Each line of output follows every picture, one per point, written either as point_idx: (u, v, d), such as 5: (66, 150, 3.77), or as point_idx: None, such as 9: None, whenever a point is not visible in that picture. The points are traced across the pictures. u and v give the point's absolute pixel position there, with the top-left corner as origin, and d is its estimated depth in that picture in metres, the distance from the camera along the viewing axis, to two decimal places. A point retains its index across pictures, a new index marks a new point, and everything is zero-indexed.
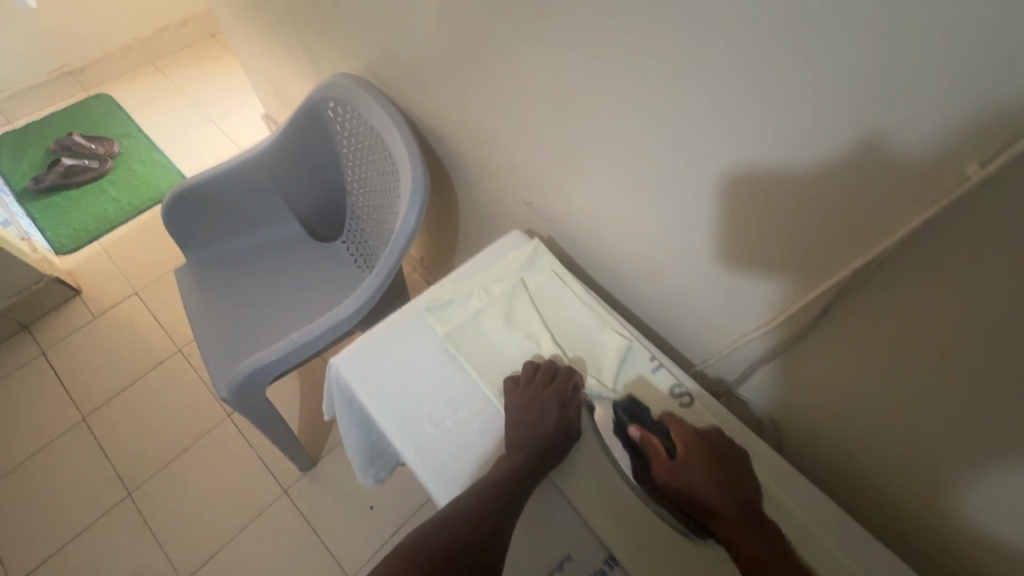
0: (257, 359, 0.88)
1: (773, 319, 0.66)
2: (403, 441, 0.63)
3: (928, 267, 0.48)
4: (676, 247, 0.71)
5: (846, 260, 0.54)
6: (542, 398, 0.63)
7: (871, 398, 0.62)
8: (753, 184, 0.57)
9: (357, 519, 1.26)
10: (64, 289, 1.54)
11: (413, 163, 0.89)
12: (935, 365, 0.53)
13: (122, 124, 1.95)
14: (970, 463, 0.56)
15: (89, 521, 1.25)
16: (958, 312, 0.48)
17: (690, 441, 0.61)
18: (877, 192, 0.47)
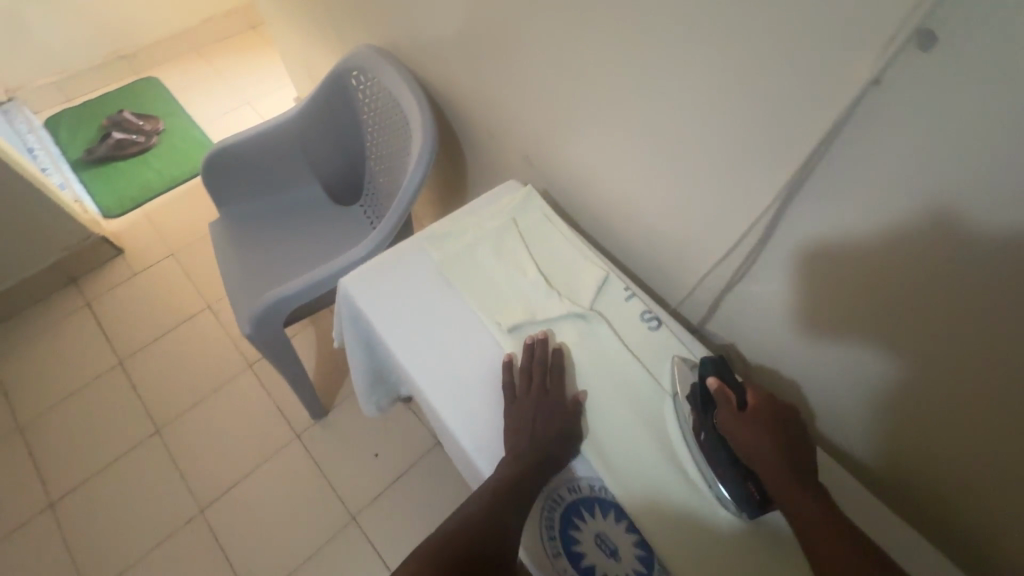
0: (276, 294, 0.98)
1: (726, 250, 0.70)
2: (428, 382, 0.69)
3: (845, 176, 0.53)
4: (645, 193, 0.77)
5: (779, 178, 0.59)
6: (538, 404, 0.64)
7: (814, 329, 0.66)
8: (702, 125, 0.62)
9: (362, 465, 1.35)
10: (109, 248, 1.69)
11: (423, 122, 0.99)
12: (862, 278, 0.57)
13: (167, 104, 2.12)
14: (925, 390, 0.57)
15: (120, 453, 1.37)
16: (875, 223, 0.53)
17: (768, 406, 0.59)
18: (801, 118, 0.53)
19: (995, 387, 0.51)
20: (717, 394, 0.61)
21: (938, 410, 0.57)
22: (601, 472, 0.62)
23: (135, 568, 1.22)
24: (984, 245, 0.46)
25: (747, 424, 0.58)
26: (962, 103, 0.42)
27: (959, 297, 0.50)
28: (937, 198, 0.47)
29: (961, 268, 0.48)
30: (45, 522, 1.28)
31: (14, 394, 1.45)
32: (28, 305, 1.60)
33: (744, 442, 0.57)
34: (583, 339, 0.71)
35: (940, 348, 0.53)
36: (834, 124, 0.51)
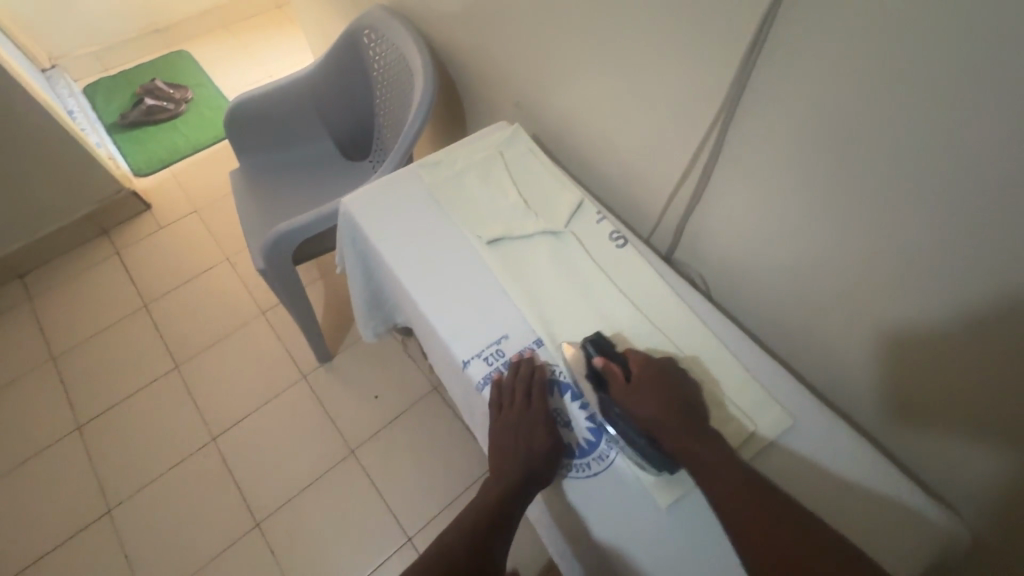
0: (286, 226, 1.07)
1: (684, 174, 0.78)
2: (415, 286, 0.76)
3: (775, 85, 0.60)
4: (619, 127, 0.84)
5: (720, 94, 0.66)
6: (525, 421, 0.65)
7: (764, 242, 0.74)
8: (664, 52, 0.70)
9: (362, 405, 1.44)
10: (137, 203, 1.81)
11: (424, 72, 1.07)
12: (800, 184, 0.64)
13: (196, 75, 2.24)
14: (895, 297, 0.62)
15: (142, 385, 1.48)
16: (804, 130, 0.60)
17: (646, 370, 0.64)
18: (736, 34, 0.60)
19: (906, 272, 0.59)
20: (604, 371, 0.65)
21: (910, 317, 0.61)
22: (561, 359, 0.70)
23: (153, 485, 1.33)
24: (890, 134, 0.53)
25: (634, 390, 0.62)
26: (865, 4, 0.49)
27: (873, 189, 0.57)
28: (850, 97, 0.54)
29: (875, 159, 0.55)
30: (73, 441, 1.40)
31: (49, 330, 1.58)
32: (65, 251, 1.74)
33: (638, 407, 0.61)
34: (556, 252, 0.78)
35: (860, 240, 0.62)
36: (759, 35, 0.58)
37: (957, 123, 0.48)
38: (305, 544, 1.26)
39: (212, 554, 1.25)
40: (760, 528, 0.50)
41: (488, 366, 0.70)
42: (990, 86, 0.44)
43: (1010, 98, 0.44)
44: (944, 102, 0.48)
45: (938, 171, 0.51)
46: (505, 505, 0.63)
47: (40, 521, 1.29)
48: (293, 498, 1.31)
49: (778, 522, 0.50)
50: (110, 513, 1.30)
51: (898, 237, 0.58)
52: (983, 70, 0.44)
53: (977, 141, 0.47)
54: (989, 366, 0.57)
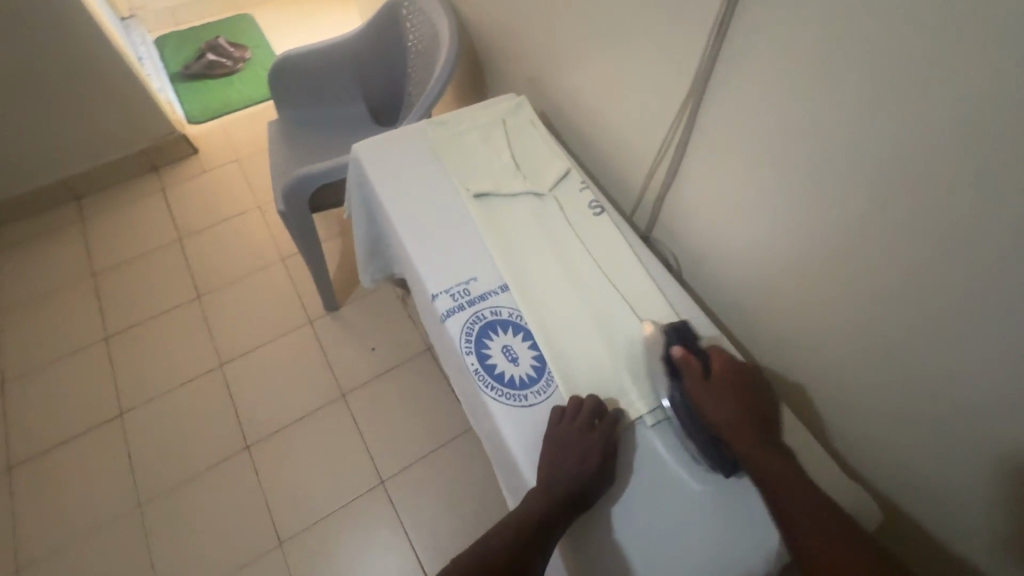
0: (306, 171, 1.16)
1: (668, 147, 0.84)
2: (403, 226, 0.83)
3: (751, 60, 0.66)
4: (618, 102, 0.90)
5: (705, 68, 0.72)
6: (585, 439, 0.62)
7: (732, 216, 0.79)
8: (657, 29, 0.76)
9: (360, 354, 1.52)
10: (186, 147, 1.96)
11: (450, 43, 1.14)
12: (768, 157, 0.70)
13: (256, 38, 2.39)
14: (846, 272, 0.66)
15: (166, 308, 1.61)
16: (775, 104, 0.65)
17: (725, 369, 0.68)
18: (713, 10, 0.67)
19: (847, 239, 0.64)
20: (682, 362, 0.68)
21: (857, 290, 0.66)
22: (520, 303, 0.75)
23: (161, 398, 1.46)
24: (836, 104, 0.59)
25: (709, 386, 0.66)
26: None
27: (831, 156, 0.62)
28: (805, 69, 0.60)
29: (831, 130, 0.61)
30: (99, 350, 1.54)
31: (94, 249, 1.74)
32: (117, 182, 1.90)
33: (710, 402, 0.65)
34: (532, 210, 0.84)
35: (810, 210, 0.67)
36: (729, 11, 0.65)
37: (891, 94, 0.54)
38: (288, 470, 1.36)
39: (206, 465, 1.36)
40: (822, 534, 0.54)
41: (453, 301, 0.75)
42: (918, 58, 0.50)
43: (934, 69, 0.49)
44: (880, 74, 0.54)
45: (875, 140, 0.57)
46: (546, 523, 0.59)
47: (61, 415, 1.43)
48: (285, 427, 1.41)
49: (844, 533, 0.53)
50: (122, 417, 1.43)
51: (840, 204, 0.63)
52: (913, 43, 0.50)
53: (906, 110, 0.53)
54: (915, 329, 0.62)
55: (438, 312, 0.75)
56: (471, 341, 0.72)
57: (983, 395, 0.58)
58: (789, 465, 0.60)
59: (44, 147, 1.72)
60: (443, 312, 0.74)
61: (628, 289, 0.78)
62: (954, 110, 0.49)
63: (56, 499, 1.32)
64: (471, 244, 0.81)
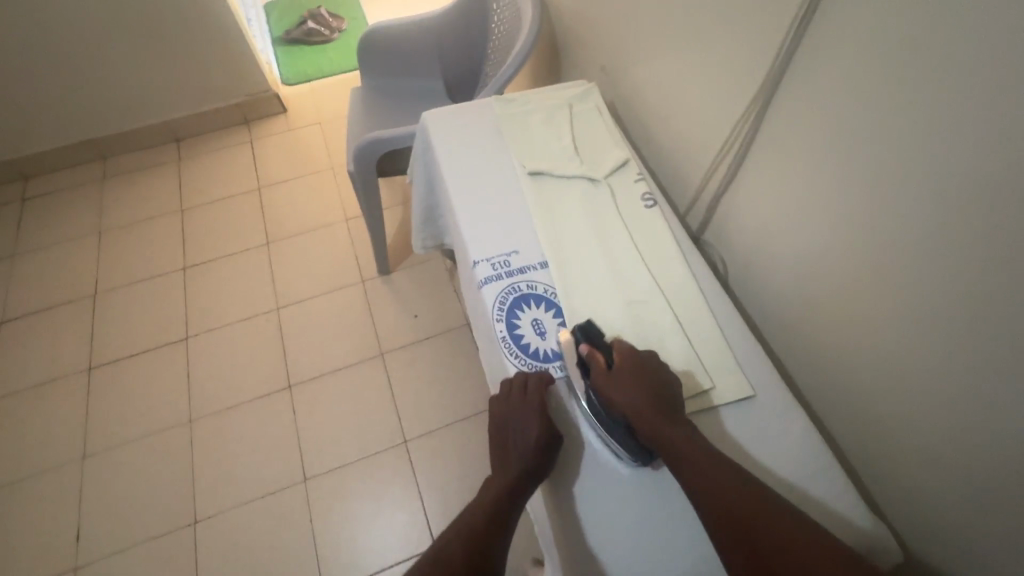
0: (377, 135, 1.23)
1: (727, 148, 0.82)
2: (458, 194, 0.86)
3: (820, 64, 0.64)
4: (684, 97, 0.89)
5: (772, 69, 0.70)
6: (525, 412, 0.67)
7: (780, 224, 0.77)
8: (732, 22, 0.75)
9: (402, 320, 1.59)
10: (277, 105, 2.11)
11: (531, 27, 1.16)
12: (827, 168, 0.67)
13: (354, 10, 2.51)
14: (889, 296, 0.63)
15: (237, 250, 1.75)
16: (838, 111, 0.63)
17: (628, 360, 0.67)
18: (788, 8, 0.65)
19: (895, 260, 0.61)
20: (589, 358, 0.68)
21: (898, 317, 0.63)
22: (557, 281, 0.76)
23: (220, 329, 1.59)
24: (901, 114, 0.56)
25: (614, 380, 0.65)
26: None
27: (888, 170, 0.59)
28: (876, 75, 0.58)
29: (891, 143, 0.58)
30: (175, 277, 1.70)
31: (184, 188, 1.91)
32: (213, 130, 2.08)
33: (616, 397, 0.64)
34: (583, 194, 0.85)
35: (862, 225, 0.64)
36: (804, 10, 0.63)
37: (958, 105, 0.50)
38: (320, 415, 1.44)
39: (249, 397, 1.47)
40: (730, 503, 0.55)
41: (492, 270, 0.78)
42: (982, 72, 0.48)
43: (1007, 82, 0.46)
44: (949, 85, 0.51)
45: (935, 154, 0.54)
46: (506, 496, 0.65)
47: (136, 328, 1.59)
48: (323, 374, 1.50)
49: (758, 514, 0.54)
50: (185, 340, 1.57)
51: (893, 221, 0.60)
52: (987, 52, 0.47)
53: (973, 125, 0.50)
54: (953, 366, 0.58)
55: (477, 278, 0.78)
56: (504, 310, 0.74)
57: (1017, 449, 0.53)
58: (696, 446, 0.60)
59: (157, 89, 1.92)
60: (481, 279, 0.77)
61: (668, 286, 0.78)
62: (1019, 128, 0.46)
63: (122, 401, 1.47)
64: (519, 218, 0.83)
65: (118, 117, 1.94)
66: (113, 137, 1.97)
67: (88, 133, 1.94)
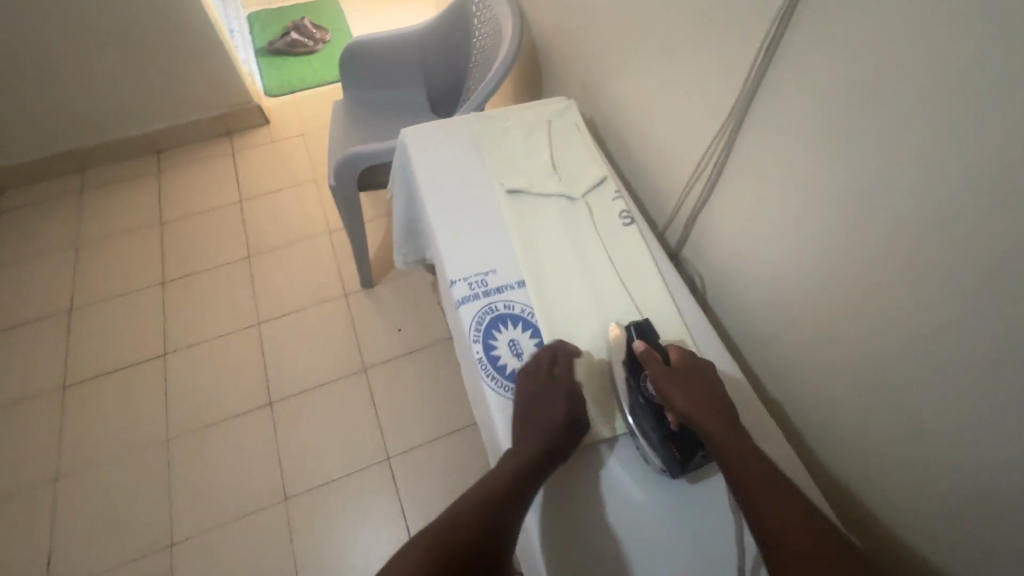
0: (358, 150, 1.22)
1: (704, 166, 0.83)
2: (435, 212, 0.85)
3: (794, 87, 0.65)
4: (663, 115, 0.90)
5: (747, 89, 0.71)
6: (550, 389, 0.66)
7: (758, 242, 0.78)
8: (708, 41, 0.75)
9: (386, 333, 1.57)
10: (259, 117, 2.09)
11: (511, 42, 1.17)
12: (801, 188, 0.68)
13: (337, 22, 2.51)
14: (865, 314, 0.64)
15: (219, 263, 1.73)
16: (811, 132, 0.64)
17: (683, 362, 0.69)
18: (762, 29, 0.66)
19: (872, 278, 0.61)
20: (644, 356, 0.68)
21: (875, 335, 0.63)
22: (533, 301, 0.76)
23: (201, 345, 1.56)
24: (875, 135, 0.57)
25: (671, 377, 0.66)
26: (871, 8, 0.54)
27: (863, 191, 0.60)
28: (850, 96, 0.58)
29: (864, 165, 0.59)
30: (155, 292, 1.67)
31: (165, 201, 1.88)
32: (195, 141, 2.05)
33: (673, 393, 0.64)
34: (561, 212, 0.85)
35: (839, 244, 0.65)
36: (778, 33, 0.64)
37: (930, 127, 0.51)
38: (303, 432, 1.42)
39: (229, 414, 1.44)
40: (775, 505, 0.54)
41: (469, 289, 0.77)
42: (951, 98, 0.49)
43: (974, 106, 0.47)
44: (921, 107, 0.52)
45: (910, 174, 0.54)
46: (523, 475, 0.61)
47: (114, 345, 1.56)
48: (306, 390, 1.48)
49: (811, 526, 0.53)
50: (164, 356, 1.54)
51: (869, 240, 0.61)
52: (956, 75, 0.48)
53: (945, 147, 0.51)
54: (931, 383, 0.58)
55: (453, 298, 0.77)
56: (480, 331, 0.74)
57: (996, 465, 0.53)
58: (753, 450, 0.60)
59: (137, 100, 1.89)
60: (457, 299, 0.76)
61: (644, 305, 0.78)
62: (989, 153, 0.47)
63: (97, 419, 1.44)
64: (498, 236, 0.83)
65: (96, 128, 1.91)
66: (91, 149, 1.94)
67: (65, 145, 1.91)
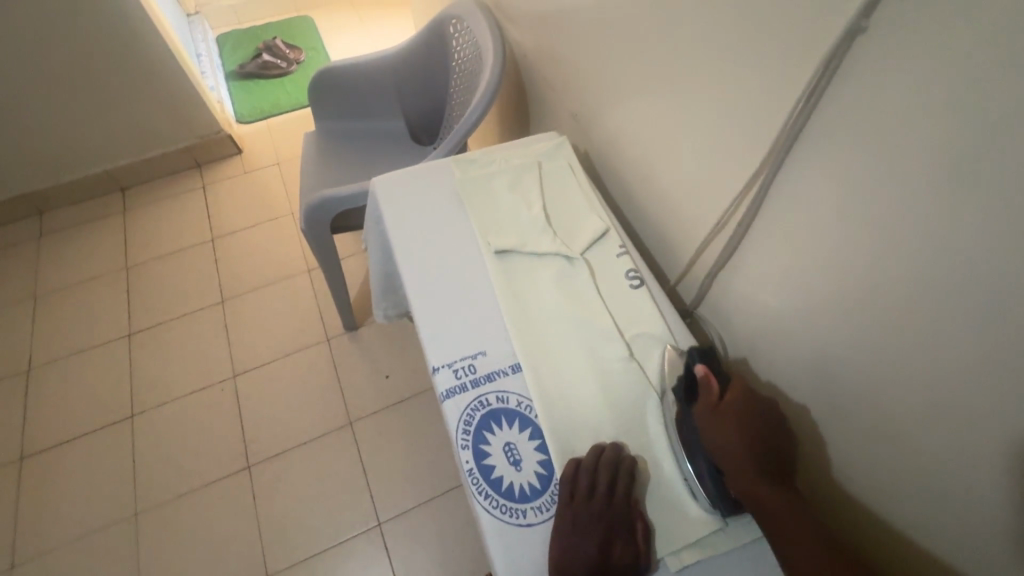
0: (330, 194, 1.11)
1: (725, 220, 0.72)
2: (410, 279, 0.73)
3: (835, 143, 0.54)
4: (670, 157, 0.78)
5: (775, 141, 0.60)
6: (605, 519, 0.56)
7: (789, 311, 0.67)
8: (721, 82, 0.64)
9: (373, 381, 1.45)
10: (231, 146, 1.97)
11: (494, 69, 1.05)
12: (841, 258, 0.57)
13: (312, 40, 2.38)
14: (927, 415, 0.53)
15: (190, 310, 1.60)
16: (856, 199, 0.53)
17: (747, 399, 0.60)
18: (795, 77, 0.54)
19: (935, 378, 0.51)
20: (701, 383, 0.62)
21: (941, 440, 0.53)
22: (532, 392, 0.64)
23: (171, 404, 1.44)
24: (940, 214, 0.46)
25: (721, 414, 0.59)
26: (936, 61, 0.42)
27: (923, 276, 0.49)
28: (906, 163, 0.47)
29: (921, 245, 0.48)
30: (121, 345, 1.54)
31: (131, 243, 1.76)
32: (162, 175, 1.93)
33: (717, 433, 0.59)
34: (559, 275, 0.74)
35: (887, 330, 0.55)
36: (819, 80, 0.52)
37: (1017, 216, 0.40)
38: (286, 498, 1.30)
39: (204, 482, 1.32)
40: (820, 570, 0.51)
41: (455, 379, 0.65)
42: None
43: None
44: (1004, 194, 0.41)
45: (981, 271, 0.44)
46: None
47: (76, 407, 1.43)
48: (286, 450, 1.36)
49: None
50: (132, 418, 1.41)
51: (928, 333, 0.50)
52: None
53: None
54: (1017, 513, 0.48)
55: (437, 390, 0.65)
56: (469, 434, 0.62)
57: None
58: (797, 516, 0.54)
59: (95, 136, 1.76)
60: (441, 392, 0.64)
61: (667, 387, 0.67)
62: None
63: (58, 495, 1.31)
64: (489, 311, 0.71)
65: (53, 168, 1.78)
66: (48, 190, 1.80)
67: (20, 187, 1.77)
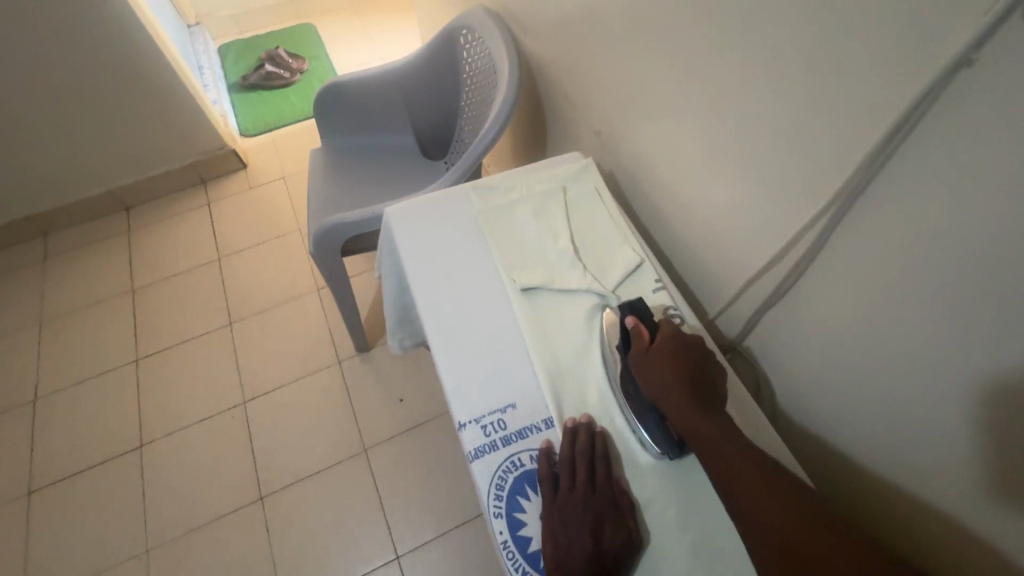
0: (338, 219, 1.06)
1: (779, 254, 0.66)
2: (430, 322, 0.67)
3: (922, 184, 0.47)
4: (712, 184, 0.72)
5: (846, 176, 0.53)
6: (589, 508, 0.55)
7: (856, 355, 0.61)
8: (776, 108, 0.58)
9: (387, 406, 1.41)
10: (235, 161, 1.93)
11: (510, 83, 0.99)
12: (923, 308, 0.51)
13: (315, 49, 2.33)
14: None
15: (198, 333, 1.56)
16: (944, 246, 0.47)
17: (676, 339, 0.60)
18: (876, 108, 0.48)
19: None
20: (633, 332, 0.62)
21: None
22: None
23: (180, 432, 1.40)
24: None
25: (653, 356, 0.59)
26: None
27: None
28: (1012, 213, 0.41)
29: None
30: (128, 372, 1.50)
31: (136, 264, 1.72)
32: (166, 193, 1.89)
33: (650, 375, 0.59)
34: (590, 314, 0.68)
35: (984, 392, 0.48)
36: (910, 114, 0.45)
37: None
38: (300, 531, 1.25)
39: (216, 514, 1.28)
40: (755, 496, 0.51)
41: (484, 437, 0.60)
42: None
43: None
44: None
45: None
46: None
47: (84, 437, 1.40)
48: (300, 480, 1.32)
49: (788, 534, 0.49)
50: (140, 448, 1.38)
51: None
52: None
53: None
54: None
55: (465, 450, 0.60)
56: (502, 500, 0.58)
57: None
58: (733, 441, 0.54)
59: (97, 156, 1.73)
60: (470, 453, 0.59)
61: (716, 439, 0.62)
62: None
63: (67, 531, 1.28)
64: (521, 359, 0.65)
65: (55, 189, 1.74)
66: (52, 212, 1.77)
67: (22, 210, 1.74)
